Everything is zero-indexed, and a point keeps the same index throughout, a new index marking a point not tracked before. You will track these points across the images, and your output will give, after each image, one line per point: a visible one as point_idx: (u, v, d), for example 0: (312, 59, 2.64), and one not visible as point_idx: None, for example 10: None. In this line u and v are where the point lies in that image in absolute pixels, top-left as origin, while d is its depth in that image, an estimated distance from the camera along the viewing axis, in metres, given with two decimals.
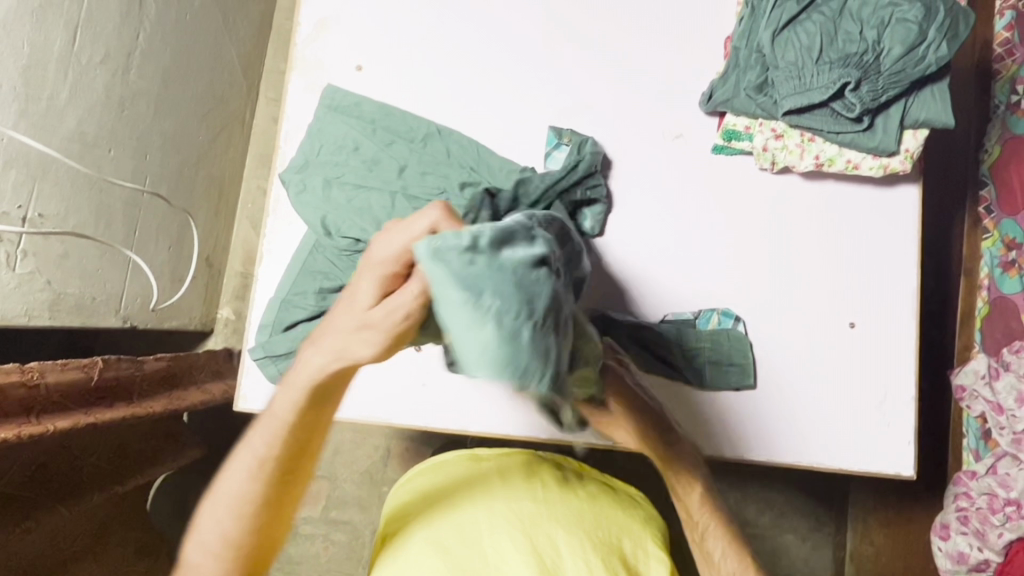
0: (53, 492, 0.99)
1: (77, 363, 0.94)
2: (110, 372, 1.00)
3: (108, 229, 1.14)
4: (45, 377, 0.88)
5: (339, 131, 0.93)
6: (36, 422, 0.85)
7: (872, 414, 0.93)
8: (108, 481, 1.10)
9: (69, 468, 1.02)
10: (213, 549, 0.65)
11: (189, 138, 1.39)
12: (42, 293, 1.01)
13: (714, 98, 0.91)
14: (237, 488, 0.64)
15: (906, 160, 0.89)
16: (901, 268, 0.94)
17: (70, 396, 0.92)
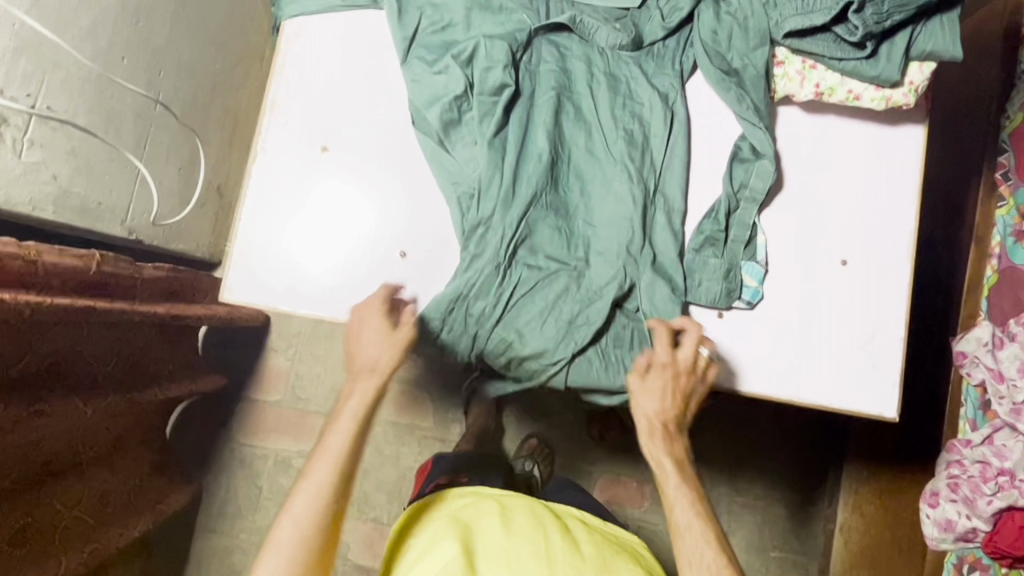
0: (64, 384, 1.06)
1: (73, 253, 0.98)
2: (107, 267, 1.04)
3: (117, 135, 1.16)
4: (43, 258, 0.91)
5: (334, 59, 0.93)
6: (36, 295, 0.89)
7: (859, 350, 0.91)
8: (126, 387, 1.22)
9: (85, 369, 1.11)
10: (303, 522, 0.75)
11: (206, 64, 1.44)
12: (47, 187, 1.03)
13: (744, 158, 0.91)
14: (322, 480, 0.77)
15: (909, 92, 0.86)
16: (898, 208, 0.93)
17: (67, 280, 0.96)
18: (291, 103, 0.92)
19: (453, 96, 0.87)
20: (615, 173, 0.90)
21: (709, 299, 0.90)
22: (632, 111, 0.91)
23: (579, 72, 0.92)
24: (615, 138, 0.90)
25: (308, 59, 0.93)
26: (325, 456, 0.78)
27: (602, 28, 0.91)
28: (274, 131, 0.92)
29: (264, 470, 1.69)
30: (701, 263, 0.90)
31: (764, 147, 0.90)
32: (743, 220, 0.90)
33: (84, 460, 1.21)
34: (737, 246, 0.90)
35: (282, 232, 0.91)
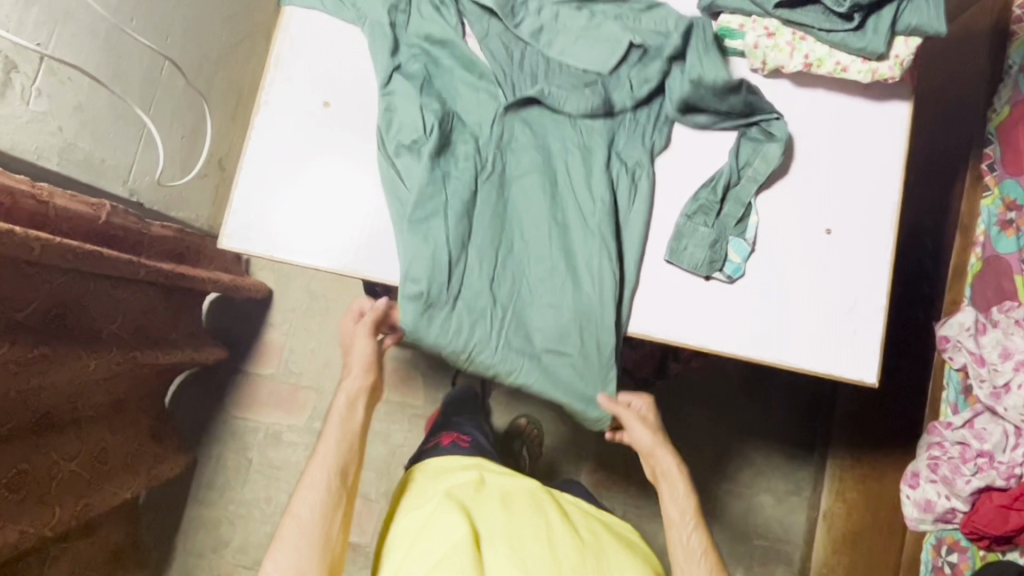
0: (69, 335, 1.07)
1: (83, 198, 1.00)
2: (116, 219, 1.06)
3: (124, 93, 1.19)
4: (54, 200, 0.93)
5: (323, 61, 0.94)
6: (44, 233, 0.90)
7: (839, 318, 0.93)
8: (131, 345, 1.22)
9: (89, 323, 1.12)
10: (308, 540, 0.87)
11: (213, 37, 1.47)
12: (53, 137, 1.05)
13: (757, 138, 0.93)
14: (308, 518, 0.89)
15: (895, 66, 0.90)
16: (882, 183, 0.96)
17: (76, 224, 0.98)
18: (296, 62, 0.94)
19: (408, 134, 0.89)
20: (569, 239, 0.91)
21: (692, 264, 0.92)
22: (600, 178, 0.92)
23: (546, 127, 0.93)
24: (581, 199, 0.92)
25: (308, 45, 0.94)
26: (312, 491, 0.90)
27: (572, 94, 0.93)
28: (274, 100, 0.93)
29: (254, 443, 1.70)
30: (691, 229, 0.92)
31: (778, 130, 0.91)
32: (739, 197, 0.93)
33: (82, 416, 1.23)
34: (727, 221, 0.92)
35: (281, 187, 0.93)
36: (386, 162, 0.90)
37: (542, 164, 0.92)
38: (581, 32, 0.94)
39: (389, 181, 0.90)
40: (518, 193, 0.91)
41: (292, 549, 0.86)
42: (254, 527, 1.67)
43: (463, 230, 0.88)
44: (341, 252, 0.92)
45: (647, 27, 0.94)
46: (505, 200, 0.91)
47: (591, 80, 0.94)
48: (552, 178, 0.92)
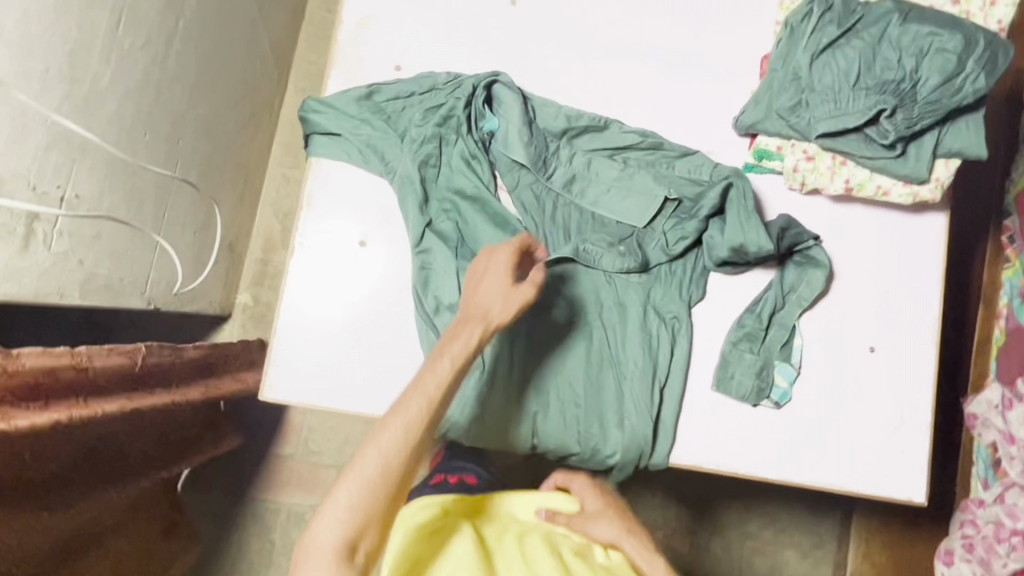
0: (100, 473, 1.05)
1: (122, 349, 0.97)
2: (153, 359, 1.05)
3: (138, 211, 1.16)
4: (93, 362, 0.89)
5: (352, 212, 0.92)
6: (83, 404, 0.88)
7: (887, 437, 0.94)
8: (155, 465, 1.20)
9: (121, 454, 1.09)
10: (343, 518, 0.62)
11: (221, 126, 1.44)
12: (74, 273, 1.02)
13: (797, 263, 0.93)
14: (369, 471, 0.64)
15: (936, 189, 0.89)
16: (924, 296, 0.96)
17: (113, 380, 0.95)
18: (328, 209, 0.92)
19: (443, 293, 0.87)
20: (607, 399, 0.90)
21: (740, 393, 0.91)
22: (638, 337, 0.90)
23: (583, 280, 0.92)
24: (619, 351, 0.91)
25: (338, 188, 0.92)
26: (360, 478, 0.63)
27: (607, 251, 0.91)
28: (307, 245, 0.92)
29: (275, 525, 1.67)
30: (736, 355, 0.91)
31: (821, 258, 0.92)
32: (784, 321, 0.92)
33: (106, 531, 1.18)
34: (773, 345, 0.92)
35: (312, 334, 0.90)
36: (423, 318, 0.87)
37: (578, 321, 0.91)
38: (616, 181, 0.93)
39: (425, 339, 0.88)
40: (553, 352, 0.90)
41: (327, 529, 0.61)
42: None
43: (500, 393, 0.89)
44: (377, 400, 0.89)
45: (680, 176, 0.93)
46: (540, 359, 0.90)
47: (625, 233, 0.93)
48: (589, 336, 0.91)
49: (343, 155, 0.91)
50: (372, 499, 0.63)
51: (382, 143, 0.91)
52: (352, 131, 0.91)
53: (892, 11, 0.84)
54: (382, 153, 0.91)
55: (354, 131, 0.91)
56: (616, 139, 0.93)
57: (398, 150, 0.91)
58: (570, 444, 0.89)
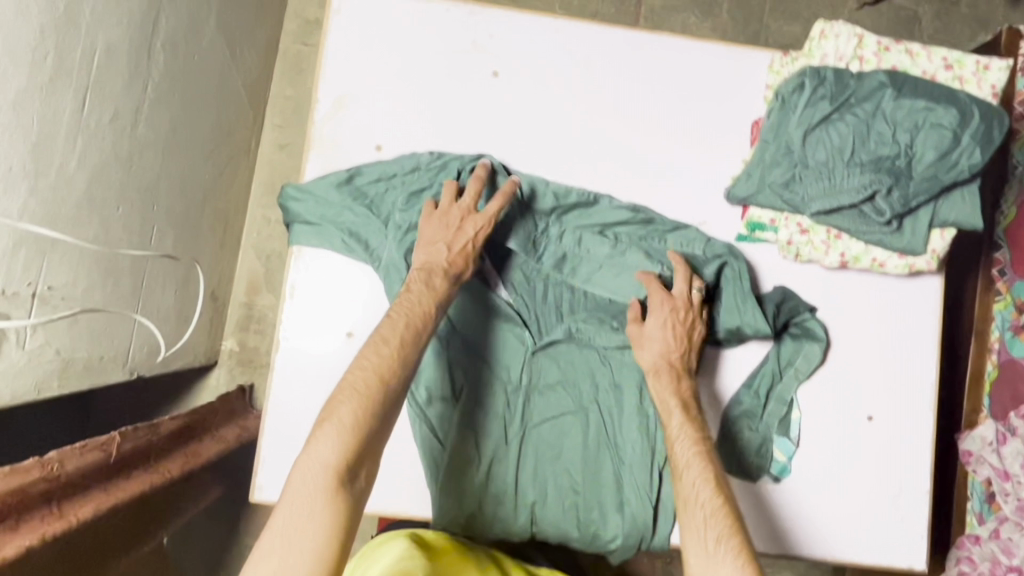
0: (82, 564, 0.92)
1: (95, 444, 0.95)
2: (127, 444, 1.02)
3: (115, 286, 1.13)
4: (65, 466, 0.87)
5: (336, 300, 0.89)
6: (59, 512, 0.85)
7: (887, 506, 0.93)
8: (135, 537, 1.08)
9: (100, 538, 0.97)
10: (342, 436, 0.68)
11: (197, 178, 1.40)
12: (52, 364, 0.98)
13: (793, 334, 0.93)
14: (346, 418, 0.69)
15: (931, 260, 0.88)
16: (920, 361, 0.95)
17: (89, 478, 0.92)
18: (312, 297, 0.89)
19: (433, 382, 0.86)
20: (606, 481, 0.88)
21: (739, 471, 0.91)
22: (635, 419, 0.89)
23: (577, 361, 0.90)
24: (617, 430, 0.89)
25: (321, 277, 0.89)
26: (359, 392, 0.70)
27: (601, 330, 0.90)
28: (290, 337, 0.89)
29: None
30: (735, 433, 0.91)
31: (818, 331, 0.92)
32: (781, 395, 0.92)
33: None
34: (771, 420, 0.91)
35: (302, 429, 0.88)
36: (415, 412, 0.86)
37: (575, 405, 0.89)
38: (608, 258, 0.91)
39: (419, 432, 0.85)
40: (550, 438, 0.89)
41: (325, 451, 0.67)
42: None
43: (498, 483, 0.87)
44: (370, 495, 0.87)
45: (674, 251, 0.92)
46: (538, 447, 0.88)
47: (618, 310, 0.91)
48: (586, 420, 0.89)
49: (325, 245, 0.89)
50: (371, 413, 0.70)
51: (365, 231, 0.89)
52: (333, 219, 0.88)
53: (884, 85, 0.82)
54: (364, 241, 0.88)
55: (335, 219, 0.88)
56: (607, 215, 0.91)
57: (381, 237, 0.88)
58: (571, 529, 0.87)
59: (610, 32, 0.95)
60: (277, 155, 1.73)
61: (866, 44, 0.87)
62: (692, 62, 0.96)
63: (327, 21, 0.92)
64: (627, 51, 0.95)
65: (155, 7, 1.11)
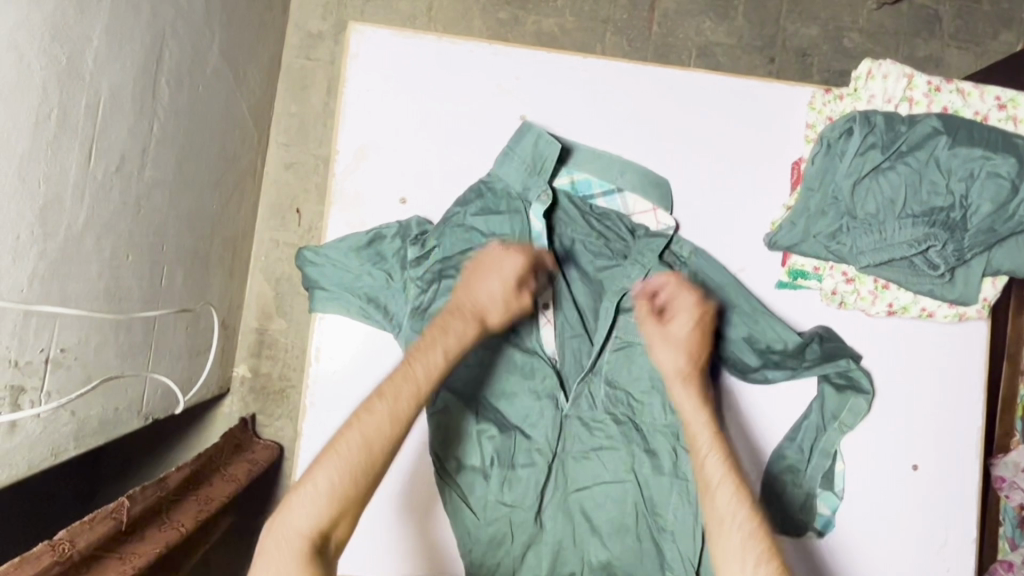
0: None
1: (104, 513, 0.93)
2: (137, 506, 1.00)
3: (127, 336, 1.09)
4: (77, 543, 0.85)
5: (361, 364, 0.86)
6: None
7: (931, 556, 0.91)
8: None
9: None
10: (320, 505, 0.60)
11: (204, 210, 1.35)
12: (67, 427, 0.95)
13: (838, 384, 0.89)
14: (330, 476, 0.61)
15: (981, 308, 0.86)
16: (966, 406, 0.92)
17: (100, 551, 0.90)
18: (337, 360, 0.86)
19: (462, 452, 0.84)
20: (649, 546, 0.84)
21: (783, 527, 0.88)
22: (671, 484, 0.85)
23: (613, 424, 0.86)
24: (657, 492, 0.85)
25: (344, 341, 0.86)
26: (342, 456, 0.62)
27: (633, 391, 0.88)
28: (317, 405, 0.85)
29: None
30: (778, 488, 0.88)
31: (863, 383, 0.89)
32: (826, 449, 0.88)
33: None
34: (816, 474, 0.88)
35: None
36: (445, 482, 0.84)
37: (612, 471, 0.85)
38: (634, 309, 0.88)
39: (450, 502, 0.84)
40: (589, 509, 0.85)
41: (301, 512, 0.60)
42: None
43: (536, 552, 0.84)
44: None
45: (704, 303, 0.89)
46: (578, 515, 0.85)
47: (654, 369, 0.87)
48: (624, 490, 0.85)
49: (344, 312, 0.86)
50: (354, 484, 0.62)
51: (383, 293, 0.86)
52: (350, 284, 0.86)
53: (938, 132, 0.78)
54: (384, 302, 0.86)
55: (353, 285, 0.86)
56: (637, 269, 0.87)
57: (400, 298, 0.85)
58: None
59: (641, 69, 0.91)
60: (283, 175, 1.69)
61: (915, 84, 0.83)
62: (728, 100, 0.91)
63: (344, 68, 0.87)
64: (661, 89, 0.91)
65: (158, 42, 1.06)
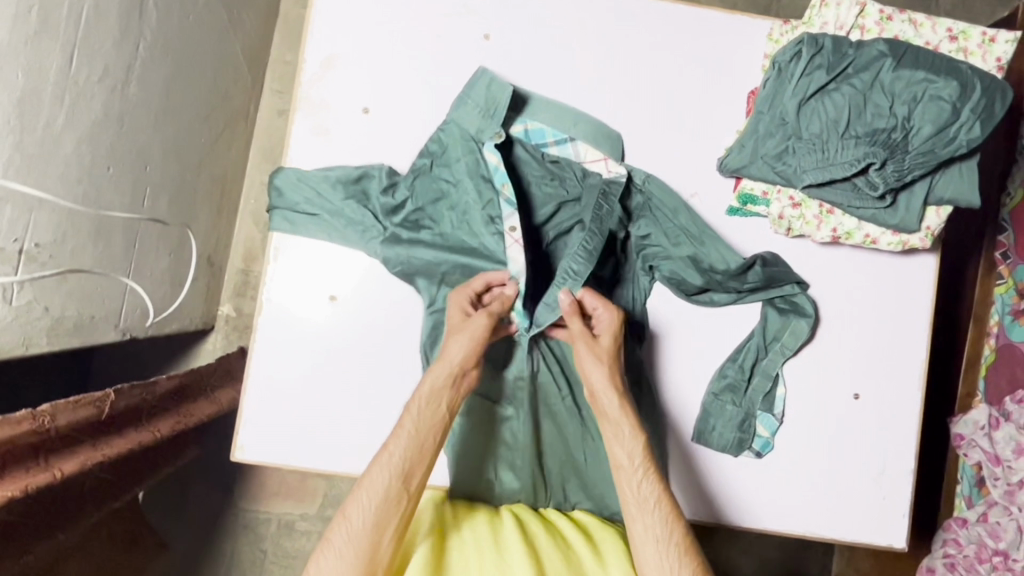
0: (54, 515, 0.97)
1: (90, 398, 0.97)
2: (121, 403, 1.04)
3: (106, 247, 1.13)
4: (56, 420, 0.89)
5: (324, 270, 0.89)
6: (45, 465, 0.87)
7: (866, 485, 0.93)
8: (109, 495, 1.11)
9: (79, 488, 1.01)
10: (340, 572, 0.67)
11: (192, 143, 1.38)
12: (39, 322, 0.99)
13: (782, 309, 0.91)
14: (367, 500, 0.71)
15: (925, 237, 0.86)
16: (909, 341, 0.94)
17: (79, 433, 0.95)
18: (300, 263, 0.89)
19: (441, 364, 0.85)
20: None
21: (720, 445, 0.91)
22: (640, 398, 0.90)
23: None
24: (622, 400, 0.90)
25: (310, 246, 0.89)
26: (373, 488, 0.71)
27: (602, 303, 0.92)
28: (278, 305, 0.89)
29: (267, 535, 1.60)
30: (718, 409, 0.90)
31: (807, 305, 0.90)
32: (767, 370, 0.91)
33: (59, 559, 1.07)
34: (756, 395, 0.91)
35: (283, 387, 0.88)
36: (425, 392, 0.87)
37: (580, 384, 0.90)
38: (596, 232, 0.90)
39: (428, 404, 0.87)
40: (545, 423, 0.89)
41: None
42: None
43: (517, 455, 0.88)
44: (349, 457, 0.88)
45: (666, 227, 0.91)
46: (556, 427, 0.89)
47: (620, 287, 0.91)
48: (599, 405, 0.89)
49: (310, 224, 0.88)
50: (387, 508, 0.71)
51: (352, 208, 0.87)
52: (316, 199, 0.88)
53: (883, 54, 0.79)
54: (352, 226, 0.88)
55: (321, 202, 0.88)
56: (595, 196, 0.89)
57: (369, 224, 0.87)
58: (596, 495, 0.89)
59: None
60: (275, 122, 1.72)
61: (868, 13, 0.85)
62: (688, 29, 0.93)
63: None
64: (623, 16, 0.93)
65: None
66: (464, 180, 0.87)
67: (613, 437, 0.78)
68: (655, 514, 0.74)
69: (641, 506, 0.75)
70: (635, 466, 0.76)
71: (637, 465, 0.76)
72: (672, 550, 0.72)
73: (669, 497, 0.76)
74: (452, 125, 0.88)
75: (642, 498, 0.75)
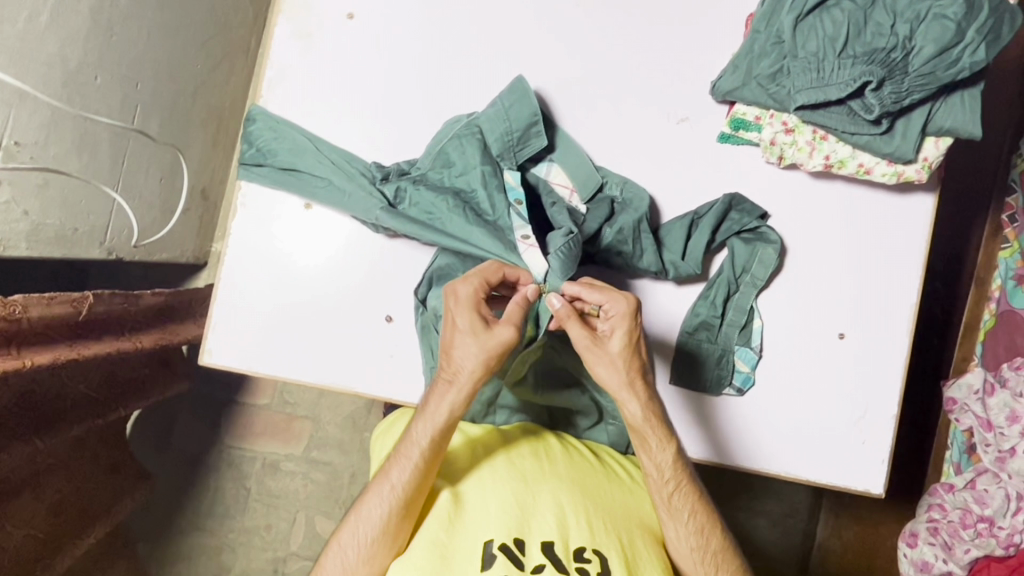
0: (41, 415, 0.98)
1: (66, 297, 0.95)
2: (100, 307, 1.02)
3: (93, 157, 1.12)
4: (28, 312, 0.88)
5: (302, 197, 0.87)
6: (17, 355, 0.86)
7: (844, 429, 0.90)
8: (97, 409, 1.09)
9: (57, 393, 1.01)
10: (353, 564, 0.76)
11: (185, 66, 1.36)
12: (18, 223, 0.99)
13: (746, 238, 0.89)
14: (370, 520, 0.75)
15: (923, 169, 0.83)
16: (902, 283, 0.90)
17: (54, 328, 0.94)
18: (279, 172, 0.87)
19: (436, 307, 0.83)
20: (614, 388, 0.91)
21: (700, 385, 0.90)
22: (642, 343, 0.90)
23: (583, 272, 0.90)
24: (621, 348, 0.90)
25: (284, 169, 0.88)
26: (371, 518, 0.75)
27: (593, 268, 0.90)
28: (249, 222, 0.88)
29: (249, 474, 1.45)
30: (695, 348, 0.89)
31: (771, 234, 0.88)
32: (740, 304, 0.89)
33: (41, 471, 1.05)
34: (732, 330, 0.89)
35: (260, 289, 0.88)
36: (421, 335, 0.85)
37: None
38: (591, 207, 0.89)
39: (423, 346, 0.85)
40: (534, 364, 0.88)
41: (337, 567, 0.76)
42: (254, 555, 1.45)
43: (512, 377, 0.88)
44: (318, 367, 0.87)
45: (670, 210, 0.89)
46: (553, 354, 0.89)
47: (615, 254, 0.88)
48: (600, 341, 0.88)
49: (291, 157, 0.87)
50: (386, 530, 0.75)
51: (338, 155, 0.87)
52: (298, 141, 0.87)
53: None
54: (331, 191, 0.86)
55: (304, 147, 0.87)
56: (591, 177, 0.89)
57: (350, 195, 0.85)
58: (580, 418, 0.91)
59: None
60: None
61: None
62: None
63: None
64: None
65: None
66: (477, 187, 0.86)
67: (645, 451, 0.79)
68: (690, 524, 0.80)
69: (667, 510, 0.80)
70: (665, 483, 0.79)
71: (667, 479, 0.79)
72: (697, 550, 0.80)
73: (703, 509, 0.81)
74: (475, 130, 0.86)
75: (670, 506, 0.80)
